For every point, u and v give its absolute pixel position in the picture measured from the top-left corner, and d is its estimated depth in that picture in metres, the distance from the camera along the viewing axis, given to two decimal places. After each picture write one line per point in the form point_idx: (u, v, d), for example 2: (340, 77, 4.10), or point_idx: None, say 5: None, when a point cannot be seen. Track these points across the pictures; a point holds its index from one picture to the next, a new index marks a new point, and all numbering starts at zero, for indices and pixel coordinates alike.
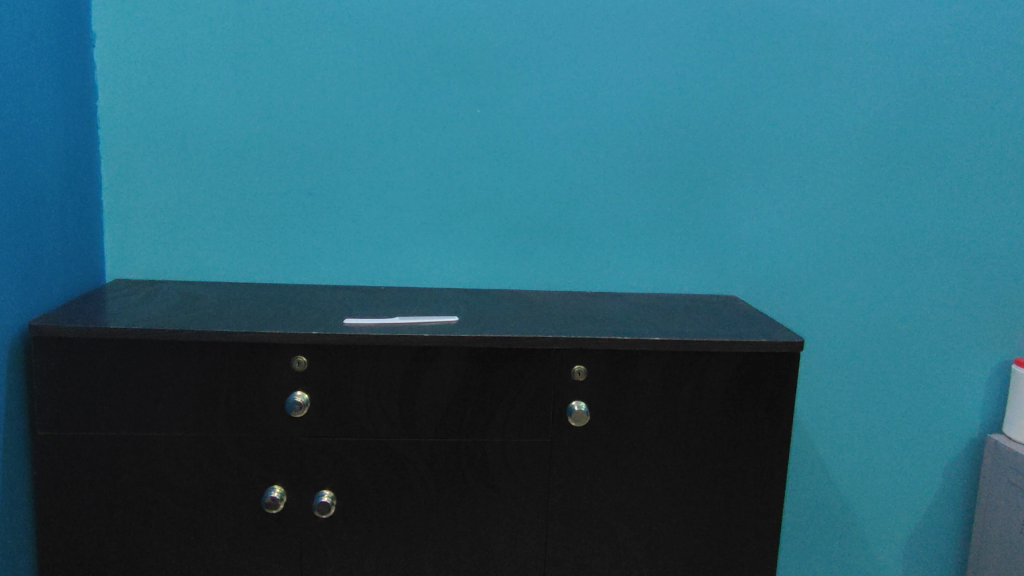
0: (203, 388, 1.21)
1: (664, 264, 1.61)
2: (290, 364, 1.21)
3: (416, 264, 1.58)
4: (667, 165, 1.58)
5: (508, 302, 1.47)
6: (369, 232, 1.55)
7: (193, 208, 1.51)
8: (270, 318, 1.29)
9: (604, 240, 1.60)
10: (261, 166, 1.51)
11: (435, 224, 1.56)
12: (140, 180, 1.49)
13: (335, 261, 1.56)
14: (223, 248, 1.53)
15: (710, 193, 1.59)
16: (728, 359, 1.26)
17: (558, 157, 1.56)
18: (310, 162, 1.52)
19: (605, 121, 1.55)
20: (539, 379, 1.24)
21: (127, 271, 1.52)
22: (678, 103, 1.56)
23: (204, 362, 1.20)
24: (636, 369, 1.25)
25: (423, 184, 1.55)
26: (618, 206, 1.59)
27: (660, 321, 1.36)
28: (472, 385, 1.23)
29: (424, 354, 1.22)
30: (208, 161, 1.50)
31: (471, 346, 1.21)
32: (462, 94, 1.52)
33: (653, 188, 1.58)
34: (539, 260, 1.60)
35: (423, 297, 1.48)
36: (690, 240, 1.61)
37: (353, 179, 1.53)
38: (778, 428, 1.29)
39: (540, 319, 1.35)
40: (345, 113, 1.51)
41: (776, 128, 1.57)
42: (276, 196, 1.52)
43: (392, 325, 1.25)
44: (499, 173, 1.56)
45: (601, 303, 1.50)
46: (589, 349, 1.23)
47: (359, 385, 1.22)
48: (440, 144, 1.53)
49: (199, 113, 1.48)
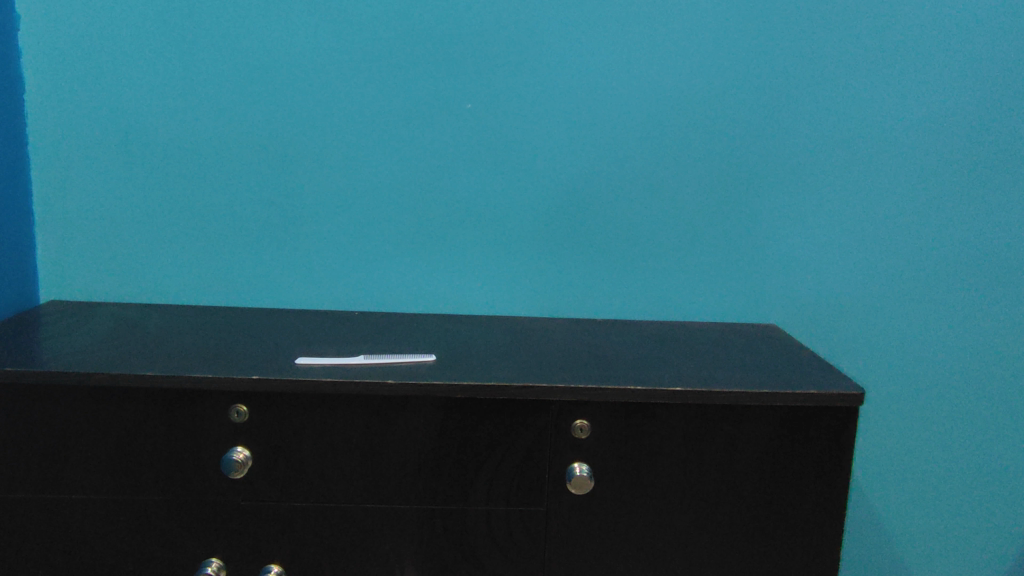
0: (121, 443, 0.99)
1: (689, 289, 1.37)
2: (227, 416, 0.99)
3: (398, 285, 1.36)
4: (693, 172, 1.33)
5: (501, 333, 1.25)
6: (344, 250, 1.34)
7: (139, 223, 1.31)
8: (209, 358, 1.07)
9: (618, 260, 1.36)
10: (216, 174, 1.30)
11: (418, 240, 1.34)
12: (77, 188, 1.29)
13: (306, 281, 1.35)
14: (174, 265, 1.32)
15: (743, 205, 1.34)
16: (766, 415, 1.02)
17: (565, 164, 1.32)
18: (274, 168, 1.30)
19: (620, 121, 1.31)
20: (532, 435, 1.01)
21: (65, 293, 1.32)
22: (705, 101, 1.31)
23: (120, 414, 0.98)
24: (653, 424, 1.01)
25: (406, 195, 1.32)
26: (633, 220, 1.35)
27: (684, 362, 1.12)
28: (450, 443, 1.00)
29: (390, 405, 0.99)
30: (154, 169, 1.29)
31: (447, 396, 0.99)
32: (450, 89, 1.29)
33: (676, 200, 1.34)
34: (542, 283, 1.36)
35: (404, 327, 1.26)
36: (720, 260, 1.36)
37: (324, 189, 1.31)
38: (829, 498, 1.05)
39: (535, 359, 1.12)
40: (313, 112, 1.29)
41: (823, 129, 1.32)
42: (236, 209, 1.31)
43: (353, 367, 1.03)
44: (494, 182, 1.32)
45: (613, 335, 1.26)
46: (593, 400, 1.00)
47: (311, 440, 1.00)
48: (424, 148, 1.31)
49: (143, 114, 1.27)
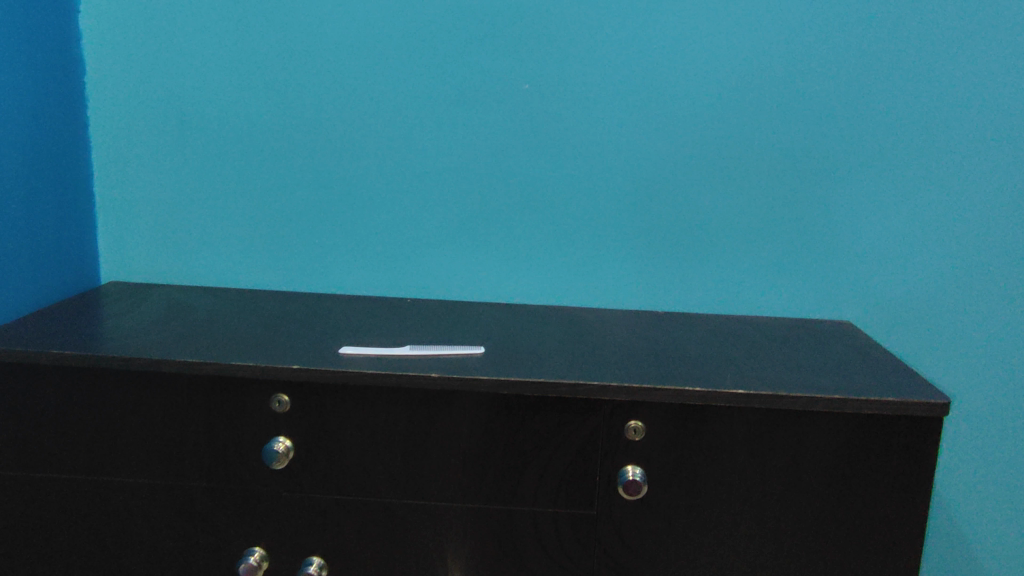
0: (165, 429, 0.98)
1: (759, 282, 1.28)
2: (268, 405, 0.96)
3: (451, 273, 1.31)
4: (765, 158, 1.24)
5: (555, 324, 1.19)
6: (397, 235, 1.30)
7: (195, 205, 1.30)
8: (255, 344, 1.04)
9: (681, 251, 1.28)
10: (270, 156, 1.28)
11: (473, 227, 1.29)
12: (137, 171, 1.29)
13: (358, 267, 1.32)
14: (229, 249, 1.32)
15: (820, 194, 1.24)
16: (839, 423, 0.93)
17: (626, 148, 1.25)
18: (327, 151, 1.27)
19: (685, 103, 1.22)
20: (582, 436, 0.95)
21: (125, 275, 1.33)
22: (779, 81, 1.21)
23: (164, 400, 0.97)
24: (712, 429, 0.94)
25: (459, 179, 1.28)
26: (700, 208, 1.26)
27: (751, 361, 1.04)
28: (496, 441, 0.96)
29: (434, 400, 0.95)
30: (210, 151, 1.28)
31: (492, 391, 0.94)
32: (506, 69, 1.23)
33: (746, 187, 1.25)
34: (600, 273, 1.30)
35: (454, 316, 1.22)
36: (792, 253, 1.27)
37: (377, 172, 1.28)
38: (909, 515, 0.95)
39: (589, 353, 1.06)
40: (366, 93, 1.25)
41: (912, 112, 1.20)
42: (290, 193, 1.29)
43: (398, 358, 1.00)
44: (551, 167, 1.26)
45: (674, 330, 1.19)
46: (648, 401, 0.93)
47: (352, 433, 0.96)
48: (479, 130, 1.25)
49: (198, 96, 1.26)
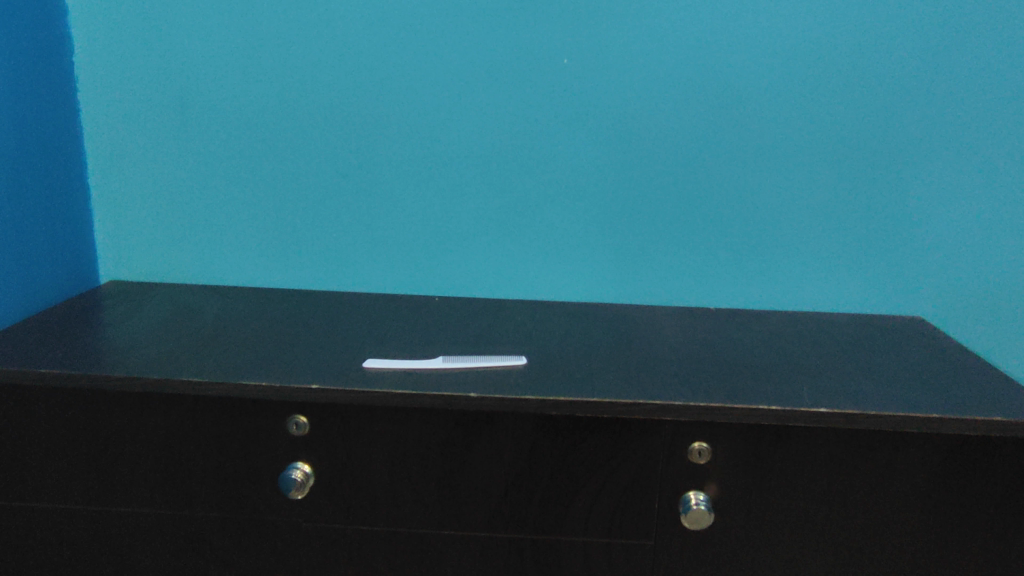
0: (172, 455, 0.87)
1: (827, 277, 1.13)
2: (285, 429, 0.86)
3: (480, 269, 1.17)
4: (837, 138, 1.08)
5: (600, 328, 1.06)
6: (422, 228, 1.16)
7: (199, 197, 1.17)
8: (269, 357, 0.92)
9: (739, 242, 1.13)
10: (280, 142, 1.14)
11: (504, 218, 1.14)
12: (132, 161, 1.16)
13: (379, 264, 1.18)
14: (235, 245, 1.18)
15: (899, 179, 1.09)
16: (935, 446, 0.81)
17: (679, 128, 1.09)
18: (343, 135, 1.13)
19: (747, 77, 1.07)
20: (640, 461, 0.84)
21: (125, 274, 1.21)
22: (858, 51, 1.05)
23: (170, 423, 0.86)
24: (789, 453, 0.82)
25: (491, 165, 1.12)
26: (761, 195, 1.11)
27: (828, 370, 0.92)
28: (542, 466, 0.85)
29: (472, 421, 0.84)
30: (213, 138, 1.14)
31: (538, 412, 0.82)
32: (542, 39, 1.07)
33: (815, 170, 1.10)
34: (648, 267, 1.15)
35: (487, 318, 1.09)
36: (866, 244, 1.12)
37: (399, 158, 1.13)
38: (1013, 548, 0.83)
39: (644, 362, 0.93)
40: (385, 69, 1.10)
41: (1010, 85, 1.05)
42: (302, 182, 1.15)
43: (429, 372, 0.88)
44: (593, 150, 1.11)
45: (735, 333, 1.05)
46: (715, 422, 0.82)
47: (380, 458, 0.86)
48: (512, 110, 1.10)
49: (196, 76, 1.12)
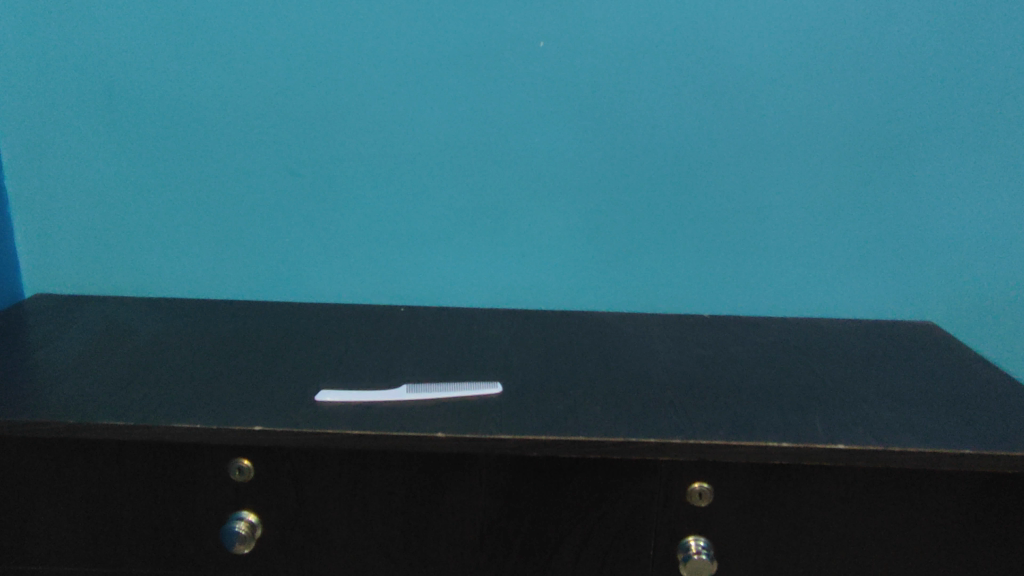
0: (94, 508, 0.75)
1: (830, 279, 1.04)
2: (225, 475, 0.74)
3: (450, 273, 1.05)
4: (846, 128, 0.98)
5: (584, 339, 0.95)
6: (386, 230, 1.04)
7: (134, 198, 1.04)
8: (206, 384, 0.80)
9: (737, 243, 1.03)
10: (224, 136, 1.00)
11: (476, 218, 1.03)
12: (54, 159, 1.02)
13: (339, 270, 1.06)
14: (176, 250, 1.06)
15: (910, 172, 0.99)
16: (965, 481, 0.71)
17: (672, 118, 0.98)
18: (295, 128, 1.00)
19: (747, 61, 0.96)
20: (632, 504, 0.74)
21: (53, 284, 1.08)
22: (867, 32, 0.95)
23: (89, 472, 0.74)
24: (800, 492, 0.72)
25: (463, 160, 1.01)
26: (759, 190, 1.01)
27: (844, 390, 0.81)
28: (522, 511, 0.74)
29: (441, 463, 0.73)
30: (147, 132, 1.01)
31: (516, 453, 0.72)
32: (516, 18, 0.95)
33: (822, 164, 0.99)
34: (637, 271, 1.04)
35: (461, 330, 0.97)
36: (873, 243, 1.02)
37: (358, 153, 1.01)
38: None
39: (634, 383, 0.83)
40: (340, 54, 0.97)
41: None
42: (250, 181, 1.02)
43: (390, 404, 0.77)
44: (575, 142, 0.99)
45: (733, 343, 0.95)
46: (719, 460, 0.72)
47: (335, 506, 0.74)
48: (485, 100, 0.98)
49: (123, 62, 0.98)
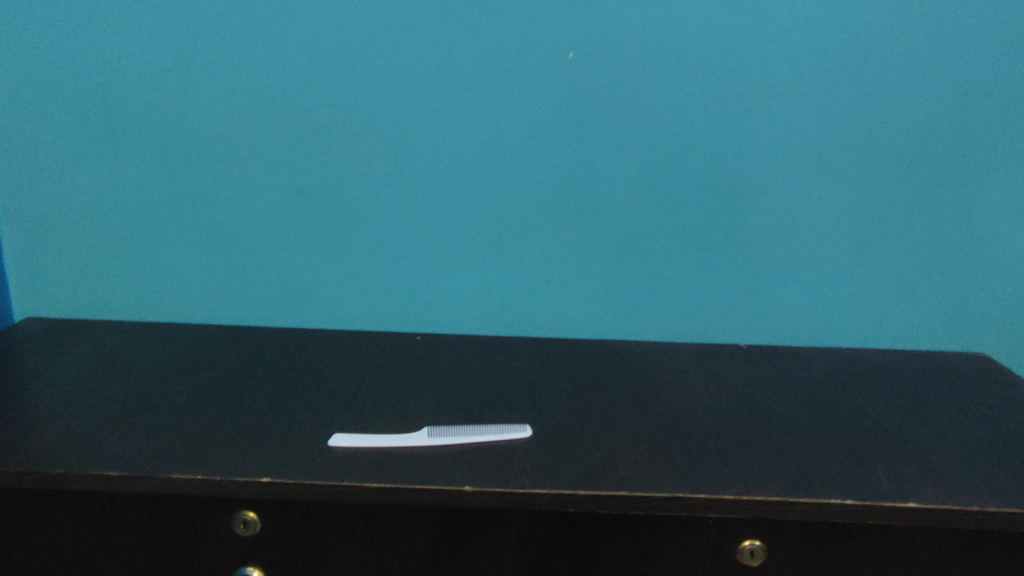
0: (84, 561, 0.68)
1: (876, 308, 0.96)
2: (228, 529, 0.67)
3: (469, 299, 0.98)
4: (898, 146, 0.91)
5: (614, 372, 0.88)
6: (401, 253, 0.96)
7: (131, 216, 0.97)
8: (208, 424, 0.73)
9: (779, 268, 0.95)
10: (229, 151, 0.93)
11: (497, 241, 0.96)
12: (47, 174, 0.95)
13: (350, 294, 0.98)
14: (175, 272, 0.98)
15: (965, 195, 0.92)
16: None
17: (712, 135, 0.91)
18: (305, 142, 0.93)
19: (793, 75, 0.89)
20: (677, 563, 0.67)
21: (42, 307, 1.01)
22: (923, 45, 0.88)
23: (79, 523, 0.67)
24: (862, 551, 0.66)
25: (485, 178, 0.93)
26: (803, 212, 0.93)
27: (905, 436, 0.74)
28: (554, 571, 0.67)
29: (466, 517, 0.66)
30: (146, 146, 0.94)
31: (550, 508, 0.65)
32: (544, 28, 0.88)
33: (871, 185, 0.92)
34: (669, 297, 0.97)
35: (481, 361, 0.90)
36: (923, 270, 0.95)
37: (372, 171, 0.94)
38: None
39: (675, 426, 0.76)
40: (356, 64, 0.90)
41: None
42: (256, 199, 0.95)
43: (410, 452, 0.70)
44: (605, 160, 0.92)
45: (775, 377, 0.88)
46: (775, 517, 0.65)
47: (348, 563, 0.68)
48: (511, 113, 0.91)
49: (122, 70, 0.91)
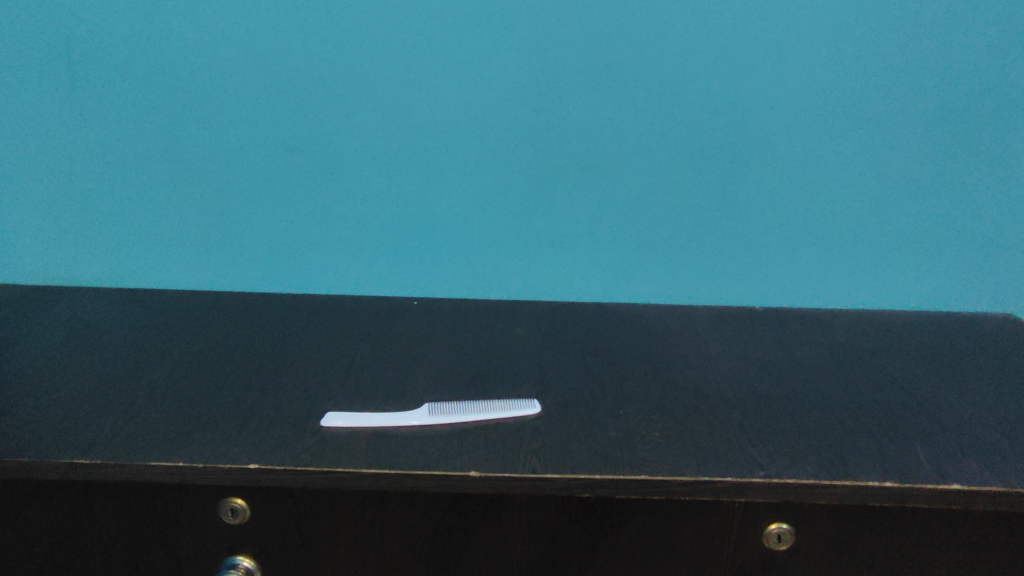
0: (59, 552, 0.63)
1: (901, 269, 0.91)
2: (213, 517, 0.62)
3: (468, 261, 0.92)
4: (932, 96, 0.84)
5: (625, 339, 0.83)
6: (396, 213, 0.90)
7: (103, 176, 0.89)
8: (190, 405, 0.67)
9: (800, 226, 0.89)
10: (209, 104, 0.86)
11: (498, 200, 0.89)
12: (11, 130, 0.88)
13: (342, 259, 0.92)
14: (153, 235, 0.92)
15: (1000, 149, 0.86)
16: None
17: (732, 84, 0.84)
18: (291, 95, 0.85)
19: (821, 18, 0.82)
20: (699, 549, 0.62)
21: (8, 274, 0.93)
22: None
23: (52, 512, 0.62)
24: (898, 534, 0.61)
25: (486, 133, 0.87)
26: (826, 167, 0.87)
27: (942, 410, 0.69)
28: (566, 558, 0.62)
29: (472, 503, 0.61)
30: (116, 99, 0.86)
31: (563, 494, 0.60)
32: None
33: (900, 138, 0.86)
34: (682, 258, 0.91)
35: (483, 329, 0.85)
36: (952, 228, 0.89)
37: (363, 125, 0.86)
38: None
39: (694, 400, 0.70)
40: (345, 8, 0.82)
41: None
42: (239, 157, 0.88)
43: (409, 432, 0.64)
44: (615, 112, 0.85)
45: (798, 343, 0.82)
46: (806, 500, 0.60)
47: (344, 551, 0.63)
48: (514, 62, 0.84)
49: (89, 16, 0.83)
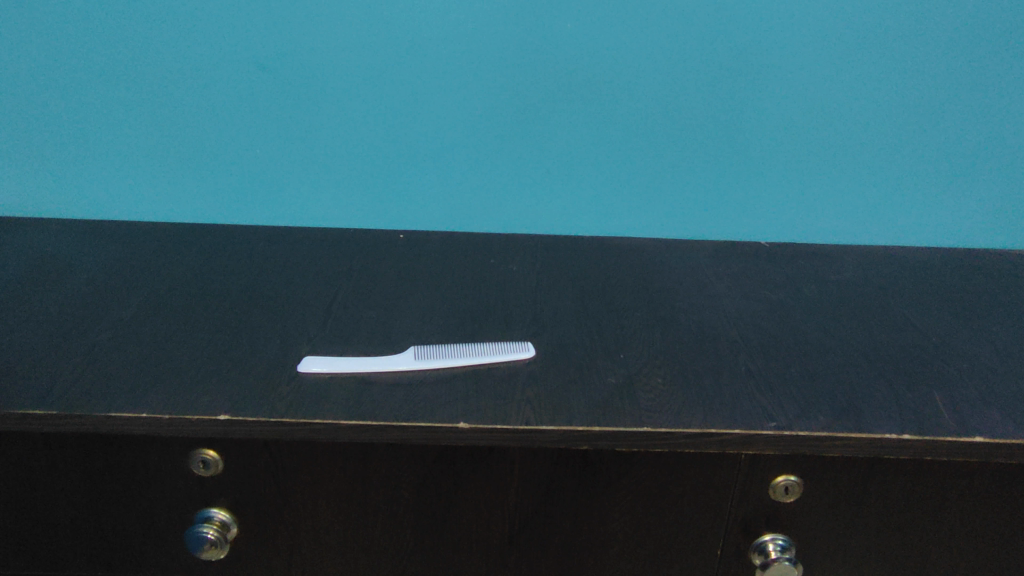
0: (21, 505, 0.59)
1: (914, 202, 0.86)
2: (184, 469, 0.58)
3: (456, 192, 0.86)
4: (961, 15, 0.78)
5: (624, 277, 0.78)
6: (379, 140, 0.84)
7: (58, 98, 0.82)
8: (157, 349, 0.62)
9: (812, 156, 0.84)
10: (171, 18, 0.78)
11: (488, 127, 0.83)
12: None
13: (321, 189, 0.86)
14: (118, 162, 0.85)
15: None
16: None
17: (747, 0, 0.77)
18: (261, 10, 0.78)
19: None
20: (702, 501, 0.58)
21: None
22: None
23: (11, 463, 0.57)
24: (910, 486, 0.58)
25: (476, 53, 0.79)
26: (843, 92, 0.81)
27: (960, 355, 0.65)
28: (560, 509, 0.59)
29: (460, 454, 0.57)
30: (69, 12, 0.78)
31: (557, 446, 0.56)
32: None
33: (924, 61, 0.79)
34: (684, 190, 0.86)
35: (473, 265, 0.79)
36: (971, 159, 0.84)
37: (341, 44, 0.79)
38: None
39: (698, 343, 0.66)
40: None
41: None
42: (207, 78, 0.81)
43: (393, 378, 0.60)
44: (616, 31, 0.78)
45: (806, 281, 0.77)
46: (818, 452, 0.56)
47: (324, 503, 0.59)
48: None
49: None
